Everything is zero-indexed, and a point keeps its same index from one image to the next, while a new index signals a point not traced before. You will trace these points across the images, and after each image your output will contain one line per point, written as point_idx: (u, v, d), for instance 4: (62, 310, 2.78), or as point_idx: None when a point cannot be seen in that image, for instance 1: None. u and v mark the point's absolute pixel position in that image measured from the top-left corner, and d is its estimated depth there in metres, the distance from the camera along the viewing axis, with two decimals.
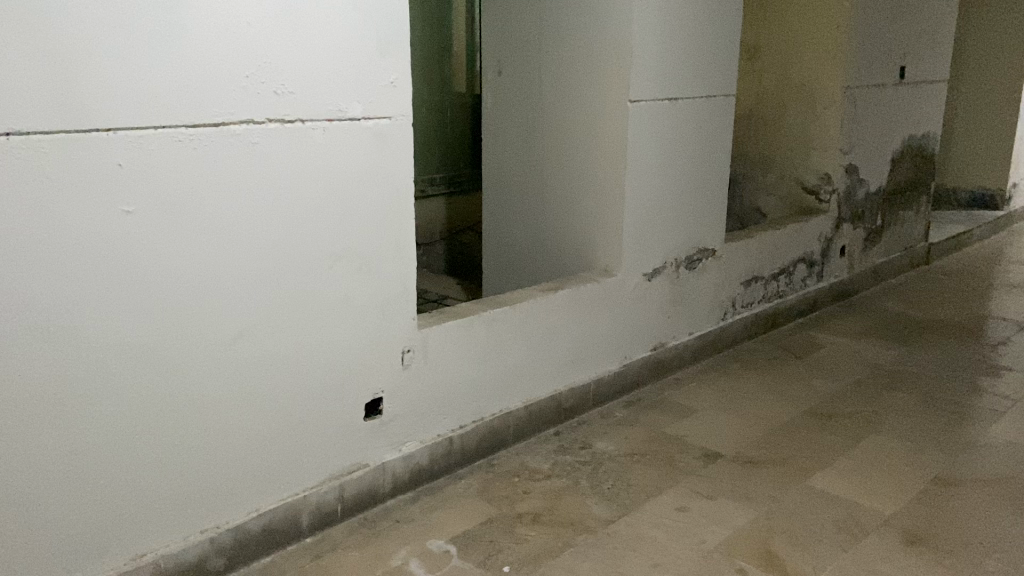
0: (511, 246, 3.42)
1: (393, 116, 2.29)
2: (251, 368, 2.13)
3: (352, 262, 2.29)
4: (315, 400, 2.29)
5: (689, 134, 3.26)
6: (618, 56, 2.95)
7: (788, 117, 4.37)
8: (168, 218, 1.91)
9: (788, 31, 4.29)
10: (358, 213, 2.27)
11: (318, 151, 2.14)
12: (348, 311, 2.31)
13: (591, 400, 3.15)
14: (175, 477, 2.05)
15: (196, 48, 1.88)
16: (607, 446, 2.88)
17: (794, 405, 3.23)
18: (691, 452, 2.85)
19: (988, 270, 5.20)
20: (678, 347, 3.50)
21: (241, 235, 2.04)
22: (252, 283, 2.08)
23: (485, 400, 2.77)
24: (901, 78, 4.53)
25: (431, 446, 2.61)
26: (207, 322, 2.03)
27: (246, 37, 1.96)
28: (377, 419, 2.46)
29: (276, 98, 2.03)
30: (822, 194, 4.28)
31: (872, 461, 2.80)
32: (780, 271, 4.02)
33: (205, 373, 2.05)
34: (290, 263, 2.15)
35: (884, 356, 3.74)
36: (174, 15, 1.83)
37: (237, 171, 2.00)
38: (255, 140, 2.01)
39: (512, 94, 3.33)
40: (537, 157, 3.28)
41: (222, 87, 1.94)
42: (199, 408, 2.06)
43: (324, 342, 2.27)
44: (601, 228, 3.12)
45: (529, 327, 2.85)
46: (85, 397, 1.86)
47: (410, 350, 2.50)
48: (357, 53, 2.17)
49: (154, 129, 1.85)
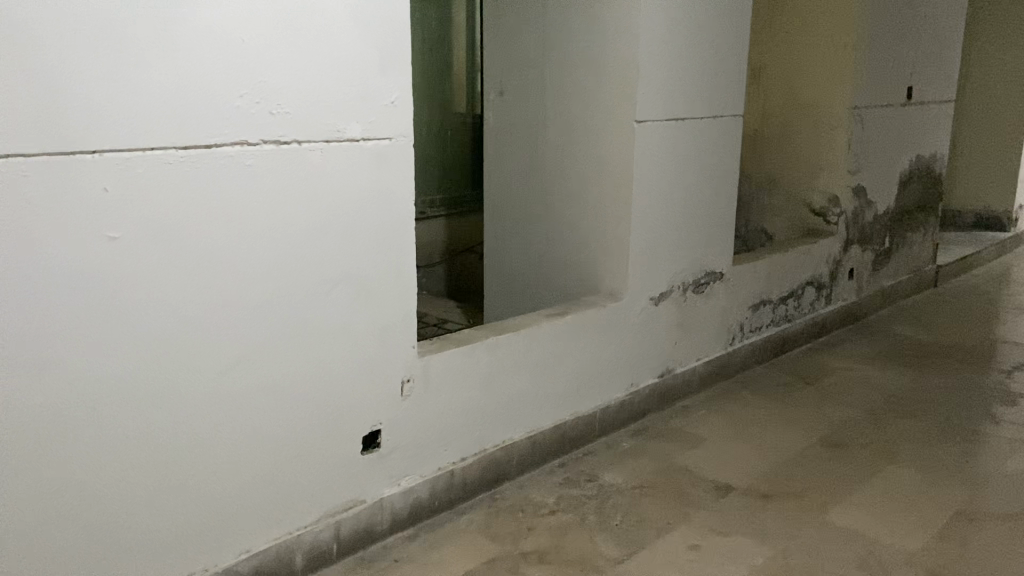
0: (514, 270, 3.32)
1: (394, 137, 2.20)
2: (242, 401, 2.03)
3: (350, 286, 2.19)
4: (311, 432, 2.18)
5: (696, 154, 3.17)
6: (625, 75, 2.87)
7: (795, 137, 4.30)
8: (156, 245, 1.81)
9: (794, 50, 4.23)
10: (355, 236, 2.17)
11: (315, 173, 2.05)
12: (346, 340, 2.21)
13: (596, 429, 3.03)
14: (161, 517, 1.94)
15: (191, 67, 1.80)
16: (614, 478, 2.77)
17: (806, 434, 3.12)
18: (702, 484, 2.74)
19: (998, 293, 5.11)
20: (684, 373, 3.39)
21: (233, 261, 1.94)
22: (244, 312, 1.99)
23: (488, 430, 2.66)
24: (908, 98, 4.46)
25: (431, 479, 2.50)
26: (197, 354, 1.92)
27: (245, 56, 1.88)
28: (375, 452, 2.35)
29: (271, 118, 1.94)
30: (831, 215, 4.19)
31: (891, 494, 2.69)
32: (789, 294, 3.93)
33: (193, 407, 1.94)
34: (284, 290, 2.05)
35: (896, 382, 3.64)
36: (165, 31, 1.75)
37: (231, 193, 1.91)
38: (250, 162, 1.92)
39: (513, 115, 3.24)
40: (540, 180, 3.19)
41: (214, 108, 1.85)
42: (186, 444, 1.95)
43: (321, 373, 2.17)
44: (607, 251, 3.03)
45: (533, 354, 2.75)
46: (65, 438, 1.75)
47: (410, 379, 2.39)
48: (357, 71, 2.09)
49: (142, 151, 1.75)
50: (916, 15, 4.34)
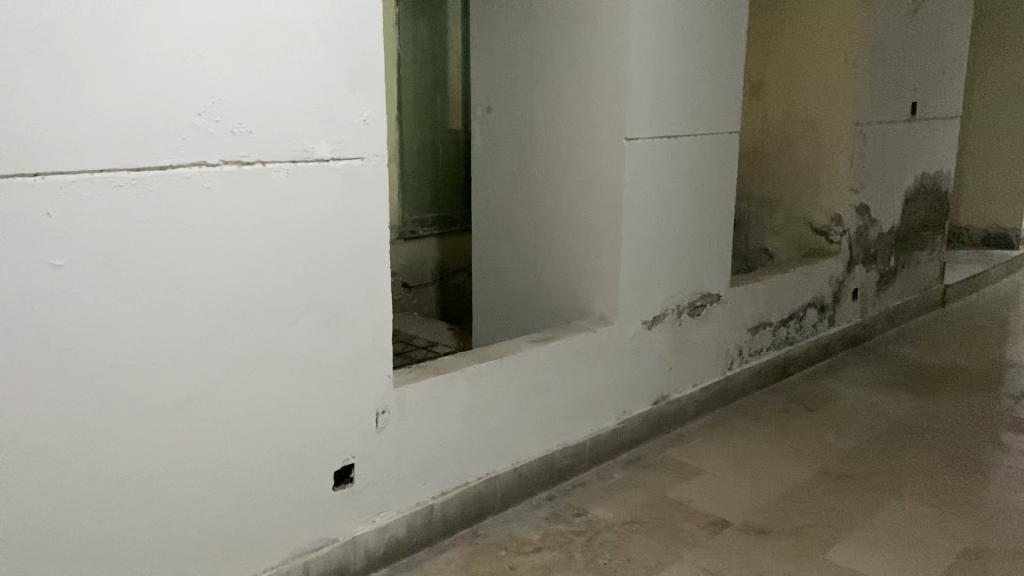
0: (503, 293, 3.21)
1: (366, 156, 2.10)
2: (203, 436, 1.91)
3: (319, 314, 2.08)
4: (277, 468, 2.07)
5: (690, 172, 3.06)
6: (614, 91, 2.77)
7: (795, 154, 4.18)
8: (105, 273, 1.71)
9: (793, 65, 4.13)
10: (326, 260, 2.07)
11: (281, 196, 1.95)
12: (315, 370, 2.10)
13: (586, 459, 2.90)
14: (113, 563, 1.82)
15: (146, 83, 1.71)
16: (603, 513, 2.64)
17: (806, 465, 2.98)
18: (695, 520, 2.61)
19: (1006, 314, 4.96)
20: (680, 399, 3.26)
21: (190, 289, 1.83)
22: (203, 342, 1.88)
23: (470, 462, 2.54)
24: (912, 113, 4.34)
25: (408, 515, 2.38)
26: (151, 387, 1.81)
27: (205, 71, 1.78)
28: (347, 488, 2.23)
29: (231, 138, 1.84)
30: (833, 235, 4.08)
31: (895, 529, 2.55)
32: (790, 316, 3.80)
33: (148, 444, 1.83)
34: (246, 318, 1.94)
35: (901, 409, 3.49)
36: (116, 47, 1.66)
37: (188, 217, 1.80)
38: (208, 184, 1.82)
39: (501, 131, 3.13)
40: (528, 199, 3.08)
41: (170, 127, 1.75)
42: (141, 484, 1.83)
43: (287, 404, 2.06)
44: (597, 273, 2.91)
45: (518, 382, 2.63)
46: (2, 481, 1.63)
47: (385, 411, 2.28)
48: (325, 89, 1.99)
49: (87, 172, 1.65)
50: (919, 29, 4.23)
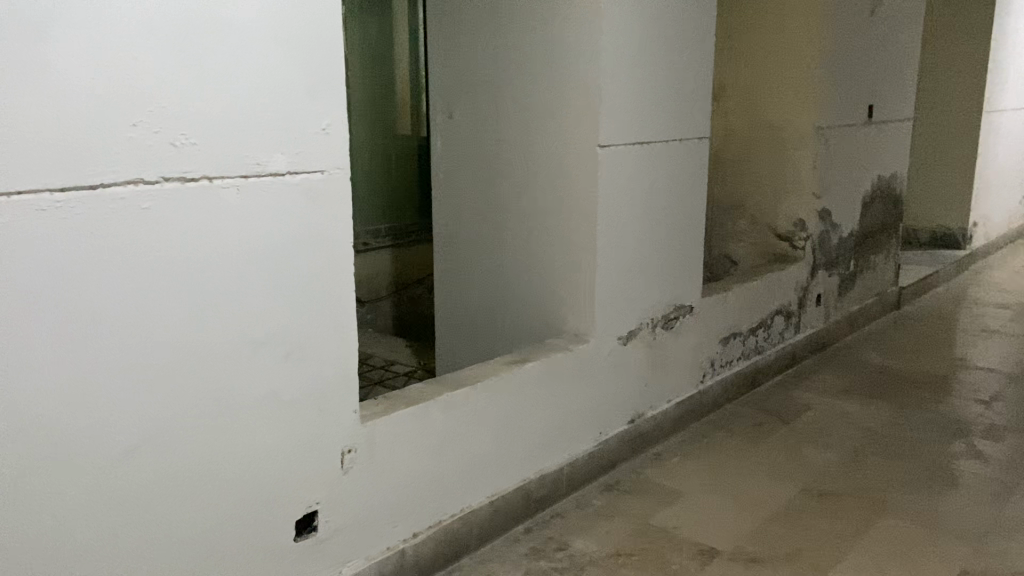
0: (470, 309, 3.02)
1: (327, 170, 1.88)
2: (148, 493, 1.67)
3: (277, 347, 1.85)
4: (235, 523, 1.83)
5: (662, 179, 2.92)
6: (589, 95, 2.60)
7: (758, 159, 4.11)
8: (28, 311, 1.45)
9: (755, 68, 4.06)
10: (284, 286, 1.84)
11: (232, 216, 1.72)
12: (274, 409, 1.87)
13: (563, 486, 2.73)
14: None
15: (77, 93, 1.47)
16: (587, 545, 2.47)
17: (789, 483, 2.88)
18: (683, 549, 2.46)
19: (961, 315, 5.00)
20: (655, 417, 3.12)
21: (133, 324, 1.59)
22: (147, 385, 1.63)
23: (444, 499, 2.33)
24: (869, 117, 4.32)
25: (379, 562, 2.16)
26: (88, 440, 1.56)
27: (148, 77, 1.55)
28: (312, 537, 2.01)
29: (174, 151, 1.61)
30: (797, 240, 4.01)
31: (888, 550, 2.46)
32: (758, 325, 3.72)
33: (84, 506, 1.58)
34: (198, 355, 1.71)
35: (875, 419, 3.43)
36: (39, 48, 1.42)
37: (126, 246, 1.56)
38: (149, 205, 1.58)
39: (464, 138, 2.94)
40: (495, 210, 2.89)
41: (102, 140, 1.51)
42: (76, 551, 1.58)
43: (244, 450, 1.82)
44: (572, 288, 2.74)
45: (493, 409, 2.44)
46: None
47: (351, 449, 2.06)
48: (281, 94, 1.77)
49: (4, 197, 1.40)
50: (876, 32, 4.21)
